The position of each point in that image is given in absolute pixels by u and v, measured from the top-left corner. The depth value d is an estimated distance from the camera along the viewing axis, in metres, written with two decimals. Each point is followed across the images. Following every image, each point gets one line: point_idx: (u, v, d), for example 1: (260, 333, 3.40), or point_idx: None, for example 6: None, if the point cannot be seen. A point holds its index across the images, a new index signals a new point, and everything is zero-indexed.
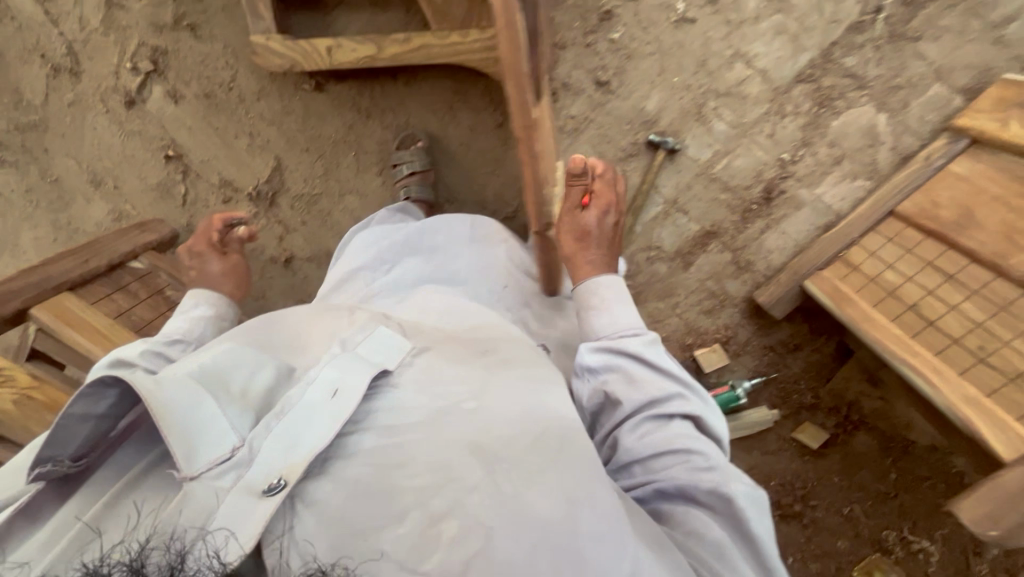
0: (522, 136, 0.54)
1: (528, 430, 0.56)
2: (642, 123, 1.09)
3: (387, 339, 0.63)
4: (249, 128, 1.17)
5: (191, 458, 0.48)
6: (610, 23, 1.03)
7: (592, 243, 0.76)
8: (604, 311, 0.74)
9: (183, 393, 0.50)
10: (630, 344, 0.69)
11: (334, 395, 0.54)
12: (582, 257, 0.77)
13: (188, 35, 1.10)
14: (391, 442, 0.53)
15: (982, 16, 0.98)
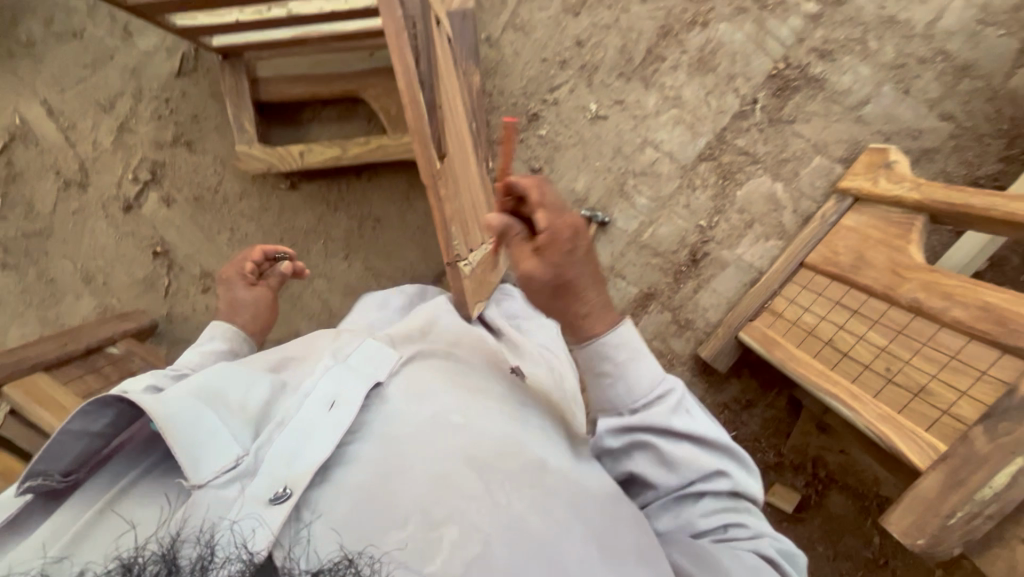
0: (430, 183, 0.65)
1: (512, 447, 0.61)
2: (574, 202, 1.25)
3: (376, 350, 0.67)
4: (231, 224, 1.32)
5: (201, 466, 0.51)
6: (537, 122, 1.22)
7: (585, 294, 0.64)
8: (619, 377, 0.65)
9: (184, 408, 0.52)
10: (657, 413, 0.64)
11: (333, 407, 0.58)
12: (581, 320, 0.65)
13: (184, 150, 1.29)
14: (394, 456, 0.56)
15: (842, 101, 1.17)
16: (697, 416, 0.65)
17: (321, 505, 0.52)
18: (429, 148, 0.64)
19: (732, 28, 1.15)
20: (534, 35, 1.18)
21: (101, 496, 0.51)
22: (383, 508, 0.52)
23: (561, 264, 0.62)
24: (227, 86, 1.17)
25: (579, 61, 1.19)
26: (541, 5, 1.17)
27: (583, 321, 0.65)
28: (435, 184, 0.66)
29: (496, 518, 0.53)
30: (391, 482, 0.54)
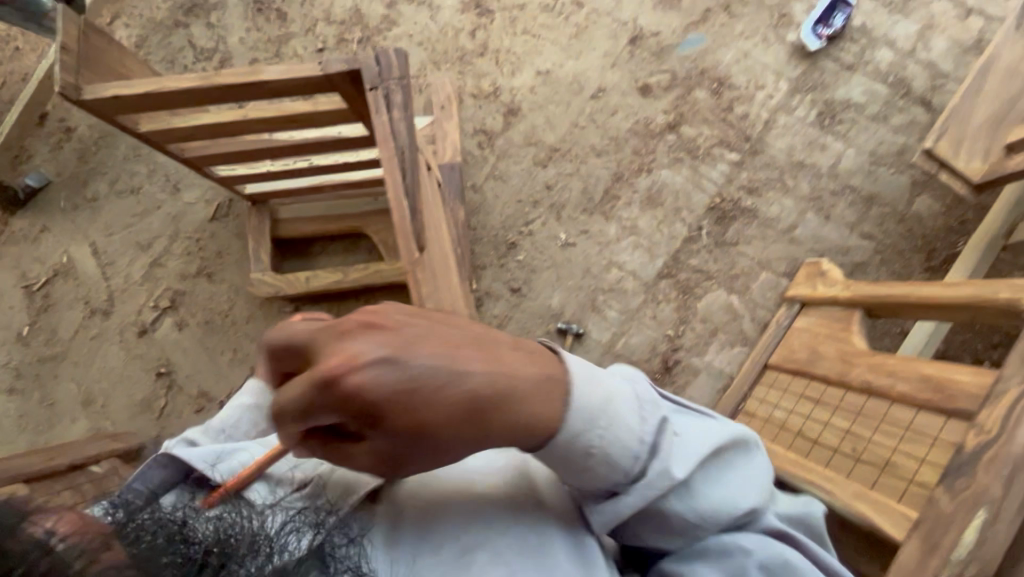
0: (409, 270, 0.80)
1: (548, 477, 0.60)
2: (550, 316, 1.37)
3: None
4: (235, 344, 1.42)
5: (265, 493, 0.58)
6: (515, 249, 1.41)
7: (466, 399, 0.45)
8: (605, 463, 0.51)
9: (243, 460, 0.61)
10: (654, 476, 0.51)
11: None
12: (506, 435, 0.47)
13: (204, 281, 1.45)
14: (424, 491, 0.57)
15: (776, 227, 1.37)
16: (703, 443, 0.54)
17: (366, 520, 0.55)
18: (413, 239, 0.80)
19: (672, 173, 1.40)
20: (511, 183, 1.43)
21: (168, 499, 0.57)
22: (412, 546, 0.53)
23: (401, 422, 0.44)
24: (252, 225, 1.38)
25: (548, 201, 1.42)
26: (516, 160, 1.44)
27: (510, 428, 0.47)
28: (413, 269, 0.81)
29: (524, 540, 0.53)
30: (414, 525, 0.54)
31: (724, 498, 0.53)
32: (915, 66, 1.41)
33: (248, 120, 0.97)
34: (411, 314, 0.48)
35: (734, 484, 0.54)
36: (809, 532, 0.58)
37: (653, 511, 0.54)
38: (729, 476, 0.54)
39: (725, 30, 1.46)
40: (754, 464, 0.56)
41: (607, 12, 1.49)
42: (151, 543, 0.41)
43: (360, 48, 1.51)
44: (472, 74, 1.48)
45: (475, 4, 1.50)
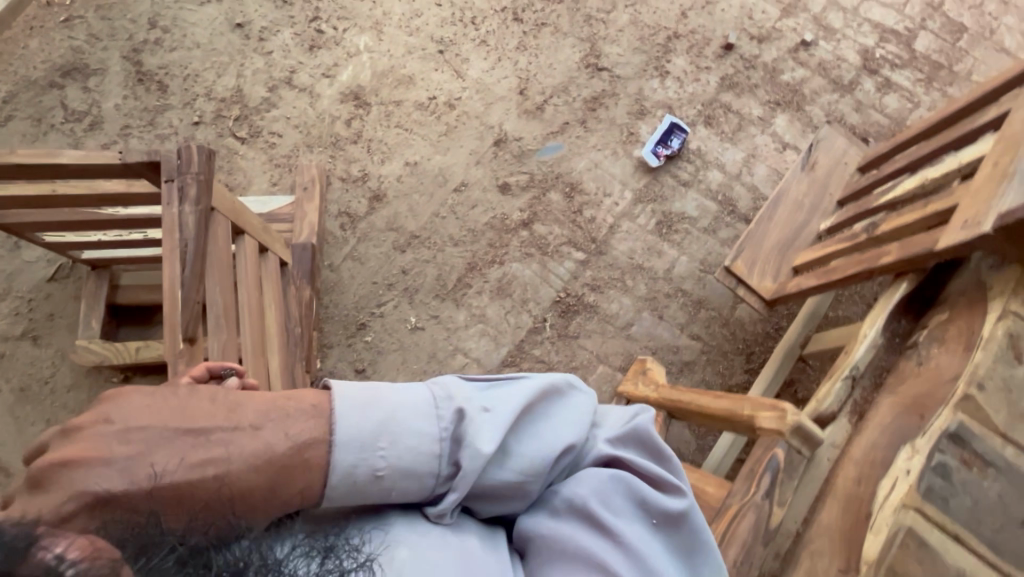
0: (171, 360, 0.81)
1: None
2: None
3: None
4: (50, 415, 1.33)
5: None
6: (364, 330, 1.43)
7: (225, 476, 0.51)
8: (406, 468, 0.58)
9: None
10: (467, 461, 0.58)
11: None
12: (267, 502, 0.53)
13: (28, 344, 1.37)
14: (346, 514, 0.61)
15: (614, 323, 1.47)
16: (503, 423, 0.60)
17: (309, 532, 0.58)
18: (180, 332, 0.82)
19: (522, 267, 1.49)
20: (369, 265, 1.48)
21: None
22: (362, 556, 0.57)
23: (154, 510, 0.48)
24: (87, 290, 1.33)
25: (403, 285, 1.46)
26: (375, 244, 1.49)
27: (271, 493, 0.53)
28: (176, 360, 0.82)
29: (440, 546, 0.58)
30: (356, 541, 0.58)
31: (541, 451, 0.61)
32: (741, 188, 1.59)
33: (60, 196, 0.97)
34: (143, 424, 0.51)
35: (548, 431, 0.63)
36: (643, 443, 0.66)
37: (485, 488, 0.60)
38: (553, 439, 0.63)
39: (580, 142, 1.61)
40: (567, 413, 0.65)
41: (476, 115, 1.62)
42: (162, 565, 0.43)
43: (237, 125, 1.56)
44: (343, 159, 1.55)
45: (354, 96, 1.60)
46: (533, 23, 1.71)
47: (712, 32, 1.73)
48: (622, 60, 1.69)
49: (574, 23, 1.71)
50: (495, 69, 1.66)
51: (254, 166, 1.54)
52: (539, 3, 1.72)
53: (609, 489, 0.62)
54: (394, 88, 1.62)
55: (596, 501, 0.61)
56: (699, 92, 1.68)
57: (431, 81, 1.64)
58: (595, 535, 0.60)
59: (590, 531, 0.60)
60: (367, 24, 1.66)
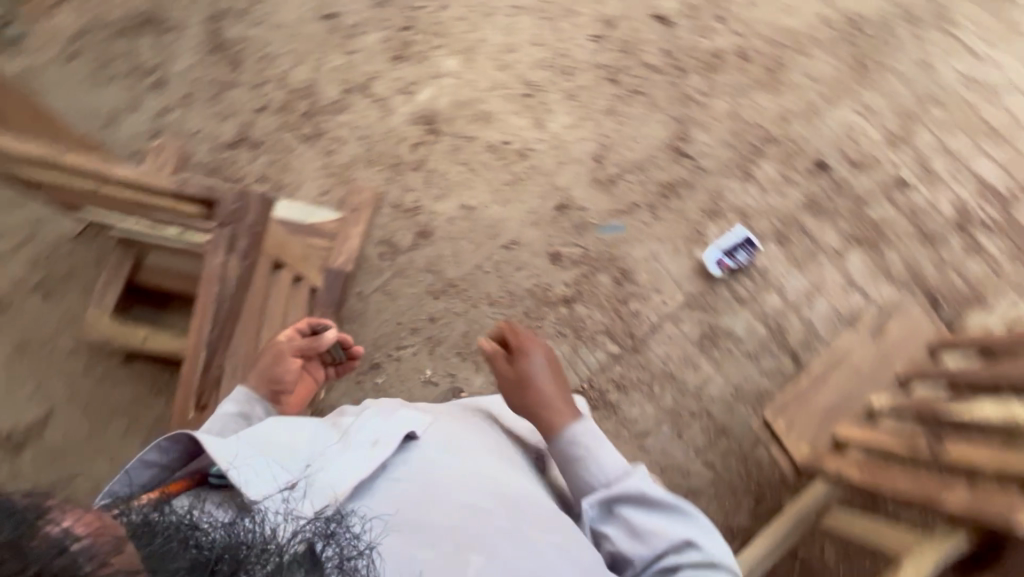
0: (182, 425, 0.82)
1: (498, 498, 0.66)
2: None
3: (372, 420, 0.68)
4: (41, 378, 1.28)
5: (257, 487, 0.56)
6: (376, 370, 1.37)
7: (543, 393, 0.88)
8: (589, 459, 0.80)
9: (230, 449, 0.60)
10: (625, 482, 0.76)
11: (374, 443, 0.64)
12: (538, 418, 0.86)
13: (38, 298, 1.32)
14: (416, 499, 0.62)
15: (629, 428, 1.41)
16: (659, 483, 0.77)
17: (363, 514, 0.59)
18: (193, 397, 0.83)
19: (552, 346, 1.43)
20: (397, 302, 1.41)
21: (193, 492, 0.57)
22: (416, 540, 0.58)
23: (528, 369, 0.91)
24: (110, 263, 1.28)
25: (427, 332, 1.40)
26: (410, 282, 1.43)
27: (538, 419, 0.86)
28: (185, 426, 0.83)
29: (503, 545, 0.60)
30: (423, 526, 0.59)
31: (674, 523, 0.73)
32: (796, 319, 1.49)
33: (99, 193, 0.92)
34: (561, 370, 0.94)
35: (680, 520, 0.73)
36: None
37: (620, 517, 0.75)
38: (688, 526, 0.72)
39: (644, 228, 1.53)
40: (700, 525, 0.73)
41: (545, 172, 1.54)
42: (164, 545, 0.40)
43: (301, 120, 1.49)
44: (399, 184, 1.48)
45: (426, 120, 1.53)
46: (627, 90, 1.62)
47: (808, 145, 1.63)
48: (709, 151, 1.60)
49: (669, 100, 1.62)
50: (576, 128, 1.58)
51: (308, 169, 1.47)
52: (638, 71, 1.64)
53: None
54: (468, 122, 1.54)
55: None
56: (779, 206, 1.58)
57: (508, 125, 1.56)
58: None
59: None
60: (458, 47, 1.58)
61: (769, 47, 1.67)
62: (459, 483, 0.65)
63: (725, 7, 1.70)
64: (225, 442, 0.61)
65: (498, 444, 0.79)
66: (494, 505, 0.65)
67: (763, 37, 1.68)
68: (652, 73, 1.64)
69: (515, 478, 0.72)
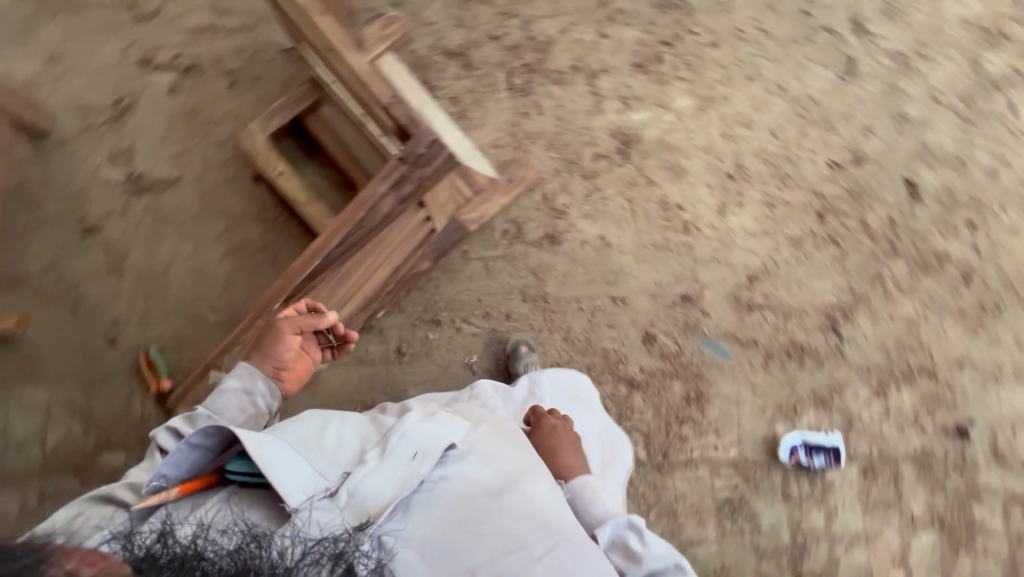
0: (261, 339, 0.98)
1: (524, 525, 0.70)
2: (395, 396, 1.35)
3: (415, 427, 0.74)
4: (187, 148, 1.38)
5: (294, 495, 0.65)
6: (433, 326, 1.38)
7: (561, 445, 1.02)
8: (596, 500, 0.94)
9: (268, 449, 0.67)
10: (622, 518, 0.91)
11: (414, 456, 0.71)
12: (558, 464, 1.00)
13: (223, 82, 1.40)
14: (447, 517, 0.69)
15: None
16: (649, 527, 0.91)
17: (398, 526, 0.67)
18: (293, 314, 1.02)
19: None
20: (490, 282, 1.40)
21: (216, 499, 0.67)
22: (444, 561, 0.66)
23: (551, 426, 1.04)
24: (292, 92, 1.32)
25: (495, 325, 1.39)
26: (511, 272, 1.40)
27: (556, 463, 1.00)
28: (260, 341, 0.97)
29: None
30: (452, 549, 0.67)
31: (660, 546, 0.87)
32: (825, 553, 1.36)
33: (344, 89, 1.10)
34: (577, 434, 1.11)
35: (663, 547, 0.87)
36: None
37: (619, 540, 0.89)
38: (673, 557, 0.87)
39: (747, 369, 1.41)
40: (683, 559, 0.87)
41: (695, 257, 1.44)
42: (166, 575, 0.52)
43: (519, 70, 1.46)
44: (562, 181, 1.43)
45: (623, 141, 1.46)
46: (828, 233, 1.46)
47: (964, 404, 1.41)
48: (864, 343, 1.43)
49: (860, 269, 1.45)
50: (752, 237, 1.45)
51: (496, 116, 1.45)
52: (851, 223, 1.47)
53: None
54: (658, 167, 1.46)
55: None
56: (892, 442, 1.39)
57: (693, 192, 1.45)
58: None
59: None
60: (699, 92, 1.49)
61: (1001, 286, 1.44)
62: (490, 506, 0.70)
63: (986, 219, 1.47)
64: (264, 437, 0.68)
65: (532, 462, 0.80)
66: (520, 526, 0.70)
67: (1001, 272, 1.45)
68: (863, 234, 1.47)
69: (543, 497, 0.75)
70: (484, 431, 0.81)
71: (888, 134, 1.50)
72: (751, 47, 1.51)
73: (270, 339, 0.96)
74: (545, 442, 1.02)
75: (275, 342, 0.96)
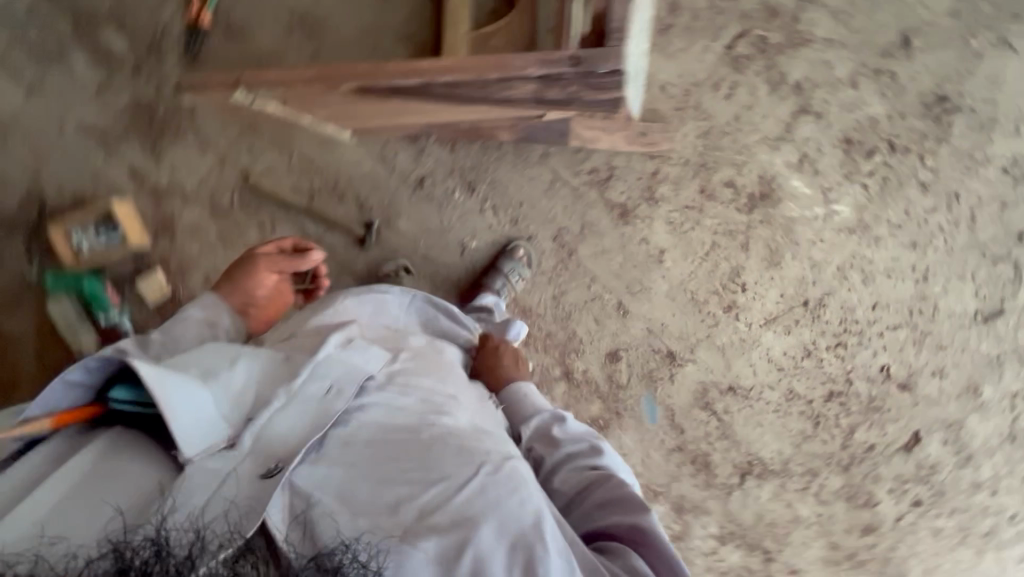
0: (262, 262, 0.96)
1: (445, 451, 0.63)
2: (384, 213, 1.28)
3: (331, 367, 0.69)
4: None
5: (191, 442, 0.56)
6: (464, 188, 1.27)
7: (491, 357, 1.02)
8: (522, 395, 0.93)
9: (167, 381, 0.58)
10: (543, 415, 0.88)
11: (329, 392, 0.66)
12: (492, 376, 0.98)
13: None
14: (371, 458, 0.62)
15: None
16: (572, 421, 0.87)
17: (321, 471, 0.60)
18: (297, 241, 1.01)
19: None
20: (542, 199, 1.28)
21: (156, 476, 0.56)
22: (371, 505, 0.58)
23: (488, 345, 1.04)
24: None
25: (513, 235, 1.30)
26: (566, 207, 1.29)
27: (492, 375, 0.98)
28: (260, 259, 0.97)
29: (449, 512, 0.58)
30: (379, 490, 0.59)
31: (579, 429, 0.84)
32: None
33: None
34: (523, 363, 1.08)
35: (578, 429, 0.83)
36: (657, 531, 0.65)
37: (539, 433, 0.85)
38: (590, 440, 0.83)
39: (655, 442, 1.43)
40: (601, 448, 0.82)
41: (710, 334, 1.37)
42: None
43: (751, 40, 1.22)
44: (680, 175, 1.27)
45: (763, 192, 1.29)
46: (817, 411, 1.43)
47: None
48: (750, 502, 1.47)
49: (808, 456, 1.45)
50: (767, 362, 1.39)
51: (690, 62, 1.22)
52: (843, 421, 1.43)
53: (637, 505, 0.67)
54: (764, 241, 1.32)
55: (631, 499, 0.69)
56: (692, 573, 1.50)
57: (765, 287, 1.34)
58: (625, 515, 0.67)
59: (621, 513, 0.68)
60: (864, 215, 1.30)
61: (884, 558, 1.49)
62: (415, 442, 0.64)
63: (931, 508, 1.48)
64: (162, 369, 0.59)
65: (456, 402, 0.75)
66: (443, 455, 0.63)
67: (893, 549, 1.49)
68: (841, 436, 1.44)
69: (464, 428, 0.69)
70: (405, 372, 0.76)
71: (949, 388, 1.42)
72: (948, 221, 1.31)
73: (247, 273, 0.94)
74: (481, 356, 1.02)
75: (253, 277, 0.95)
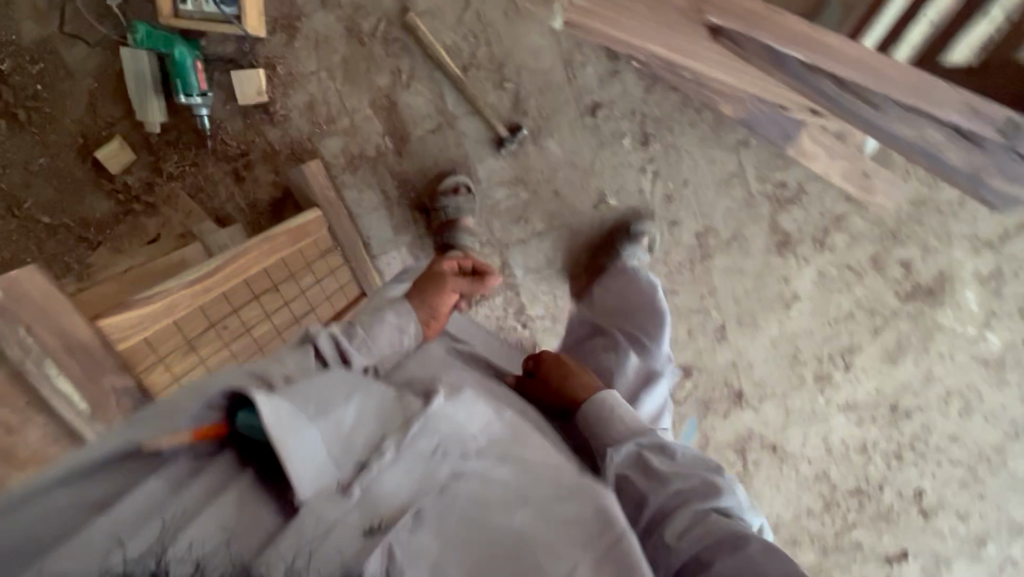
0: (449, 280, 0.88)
1: (546, 545, 0.52)
2: (535, 122, 1.08)
3: (439, 421, 0.59)
4: None
5: (305, 486, 0.48)
6: (636, 137, 1.07)
7: (558, 369, 0.79)
8: (615, 402, 0.72)
9: (287, 417, 0.49)
10: (640, 436, 0.67)
11: (434, 453, 0.56)
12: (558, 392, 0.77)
13: None
14: (466, 538, 0.51)
15: None
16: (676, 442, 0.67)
17: (413, 542, 0.49)
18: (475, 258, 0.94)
19: None
20: (709, 189, 1.10)
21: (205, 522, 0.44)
22: None
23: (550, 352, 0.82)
24: None
25: (655, 211, 1.12)
26: (728, 207, 1.11)
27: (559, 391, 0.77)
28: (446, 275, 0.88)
29: None
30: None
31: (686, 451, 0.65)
32: None
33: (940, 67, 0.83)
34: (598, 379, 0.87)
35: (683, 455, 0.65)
36: None
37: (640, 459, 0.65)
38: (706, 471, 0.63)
39: None
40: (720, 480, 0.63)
41: (786, 393, 1.28)
42: None
43: None
44: (863, 231, 1.11)
45: (930, 288, 1.14)
46: (833, 499, 1.38)
47: None
48: None
49: (800, 533, 1.42)
50: (820, 439, 1.33)
51: None
52: (851, 519, 1.39)
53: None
54: (898, 333, 1.19)
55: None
56: None
57: (867, 376, 1.24)
58: None
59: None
60: (1007, 355, 1.20)
61: None
62: (511, 524, 0.53)
63: None
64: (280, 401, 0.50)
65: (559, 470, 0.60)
66: (539, 551, 0.51)
67: None
68: (840, 529, 1.40)
69: (570, 497, 0.56)
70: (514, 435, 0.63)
71: (963, 534, 1.38)
72: None
73: (438, 288, 0.85)
74: (551, 363, 0.80)
75: (438, 291, 0.85)
